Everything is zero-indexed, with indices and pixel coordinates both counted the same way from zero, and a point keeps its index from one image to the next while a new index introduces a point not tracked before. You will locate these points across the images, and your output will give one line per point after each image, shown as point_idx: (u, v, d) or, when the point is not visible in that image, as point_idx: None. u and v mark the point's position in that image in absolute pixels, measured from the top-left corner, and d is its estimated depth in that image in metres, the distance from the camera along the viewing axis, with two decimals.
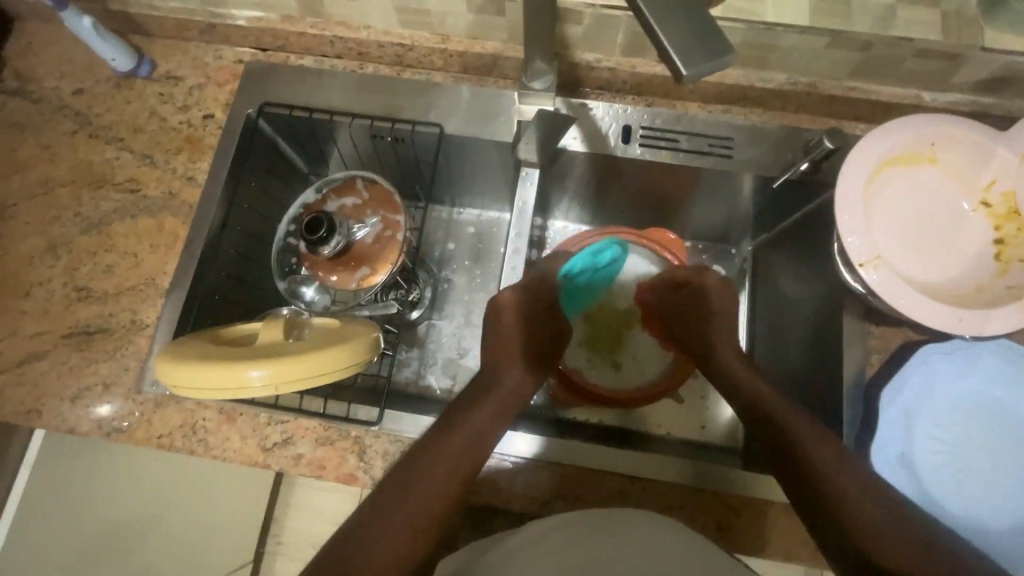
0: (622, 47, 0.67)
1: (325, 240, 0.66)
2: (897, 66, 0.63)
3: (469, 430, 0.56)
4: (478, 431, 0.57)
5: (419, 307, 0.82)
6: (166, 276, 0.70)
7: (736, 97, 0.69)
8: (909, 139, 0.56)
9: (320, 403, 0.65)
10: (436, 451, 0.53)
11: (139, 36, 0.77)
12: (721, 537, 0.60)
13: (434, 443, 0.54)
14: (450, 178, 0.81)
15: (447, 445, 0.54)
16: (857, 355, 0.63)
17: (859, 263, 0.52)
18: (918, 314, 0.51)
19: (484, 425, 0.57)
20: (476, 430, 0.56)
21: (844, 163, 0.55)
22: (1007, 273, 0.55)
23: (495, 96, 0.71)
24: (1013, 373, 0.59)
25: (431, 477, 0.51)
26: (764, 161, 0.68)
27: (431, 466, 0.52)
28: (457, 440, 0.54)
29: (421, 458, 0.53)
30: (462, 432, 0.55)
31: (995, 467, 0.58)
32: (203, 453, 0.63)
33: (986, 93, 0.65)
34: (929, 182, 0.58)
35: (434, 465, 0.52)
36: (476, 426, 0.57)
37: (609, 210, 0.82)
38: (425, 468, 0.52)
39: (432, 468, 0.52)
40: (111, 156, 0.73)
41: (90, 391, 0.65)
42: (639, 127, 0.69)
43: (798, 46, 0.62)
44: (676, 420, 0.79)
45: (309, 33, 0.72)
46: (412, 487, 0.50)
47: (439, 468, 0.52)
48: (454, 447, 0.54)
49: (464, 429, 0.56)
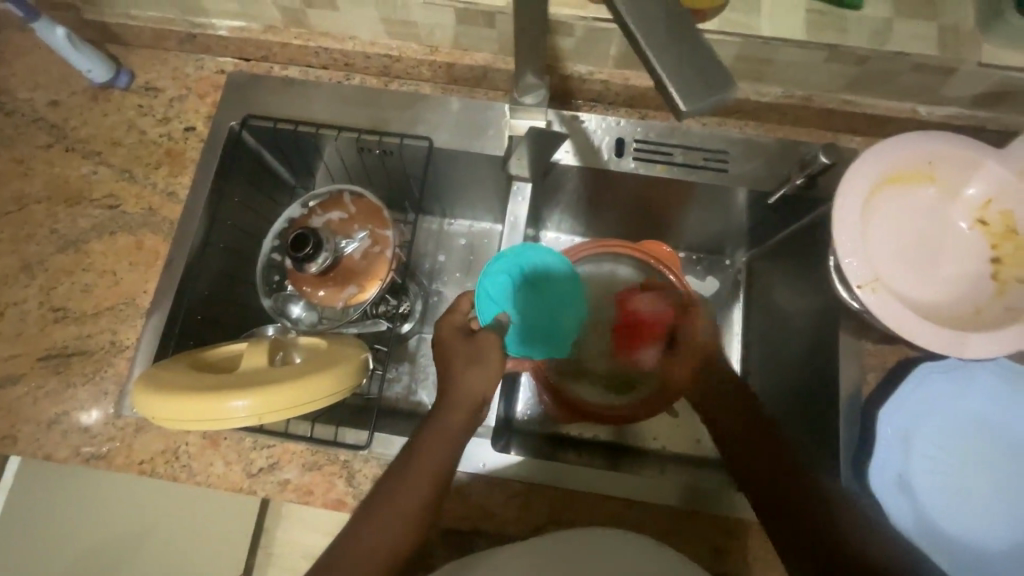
0: (614, 60, 0.66)
1: (313, 258, 0.64)
2: (893, 80, 0.62)
3: (442, 438, 0.50)
4: (465, 408, 0.52)
5: (410, 320, 0.80)
6: (147, 295, 0.68)
7: (731, 110, 0.68)
8: (908, 156, 0.55)
9: (306, 426, 0.63)
10: (408, 467, 0.48)
11: (116, 46, 0.74)
12: (717, 560, 0.59)
13: (407, 457, 0.49)
14: (440, 190, 0.79)
15: (420, 460, 0.48)
16: (853, 373, 0.62)
17: (856, 285, 0.52)
18: (916, 336, 0.50)
19: (461, 430, 0.51)
20: (462, 408, 0.51)
21: (841, 182, 0.54)
22: (1006, 293, 0.55)
23: (484, 109, 0.70)
24: (1009, 393, 0.58)
25: (403, 499, 0.47)
26: (758, 176, 0.67)
27: (402, 485, 0.47)
28: (429, 454, 0.49)
29: (391, 476, 0.48)
30: (433, 444, 0.49)
31: (994, 489, 0.57)
32: (187, 479, 0.62)
33: (982, 107, 0.64)
34: (928, 201, 0.57)
35: (404, 483, 0.47)
36: (452, 432, 0.50)
37: (603, 222, 0.80)
38: (396, 488, 0.47)
39: (400, 488, 0.47)
40: (88, 171, 0.71)
41: (67, 417, 0.63)
42: (633, 140, 0.68)
43: (792, 61, 0.61)
44: (671, 435, 0.78)
45: (294, 44, 0.70)
46: (382, 511, 0.46)
47: (412, 487, 0.47)
48: (426, 462, 0.48)
49: (448, 412, 0.51)
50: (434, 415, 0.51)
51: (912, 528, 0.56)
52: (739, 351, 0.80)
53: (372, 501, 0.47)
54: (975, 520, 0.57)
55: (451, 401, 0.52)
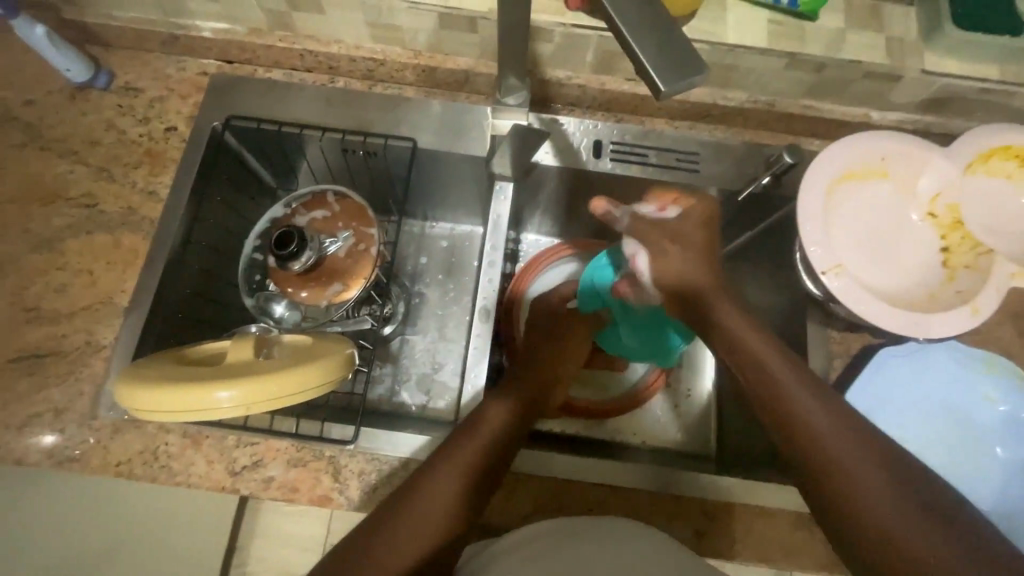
0: (592, 65, 0.69)
1: (297, 256, 0.64)
2: (846, 87, 0.67)
3: (475, 451, 0.54)
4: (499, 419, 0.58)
5: (392, 322, 0.80)
6: (125, 294, 0.67)
7: (701, 113, 0.72)
8: (864, 154, 0.59)
9: (292, 423, 0.62)
10: (441, 473, 0.52)
11: (96, 47, 0.74)
12: (698, 543, 0.61)
13: (440, 465, 0.53)
14: (422, 191, 0.80)
15: (454, 468, 0.52)
16: (821, 360, 0.66)
17: (821, 271, 0.56)
18: (875, 318, 0.55)
19: (490, 445, 0.55)
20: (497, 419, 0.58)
21: (806, 176, 0.58)
22: (955, 279, 0.59)
23: (466, 111, 0.72)
24: (966, 373, 0.62)
25: (438, 501, 0.50)
26: (728, 176, 0.71)
27: (437, 489, 0.51)
28: (461, 463, 0.53)
29: (424, 479, 0.52)
30: (466, 454, 0.54)
31: (954, 463, 0.61)
32: (166, 480, 0.60)
33: (927, 112, 0.70)
34: (883, 195, 0.62)
35: (439, 487, 0.51)
36: (481, 446, 0.55)
37: (581, 223, 0.83)
38: (431, 491, 0.51)
39: (434, 491, 0.51)
40: (64, 171, 0.70)
41: (38, 419, 0.61)
42: (609, 142, 0.71)
43: (755, 67, 0.66)
44: (649, 429, 0.80)
45: (278, 46, 0.72)
46: (419, 509, 0.49)
47: (445, 491, 0.51)
48: (459, 469, 0.53)
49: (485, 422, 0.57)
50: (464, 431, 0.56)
51: None
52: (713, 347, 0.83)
53: (406, 498, 0.50)
54: None
55: (480, 420, 0.57)
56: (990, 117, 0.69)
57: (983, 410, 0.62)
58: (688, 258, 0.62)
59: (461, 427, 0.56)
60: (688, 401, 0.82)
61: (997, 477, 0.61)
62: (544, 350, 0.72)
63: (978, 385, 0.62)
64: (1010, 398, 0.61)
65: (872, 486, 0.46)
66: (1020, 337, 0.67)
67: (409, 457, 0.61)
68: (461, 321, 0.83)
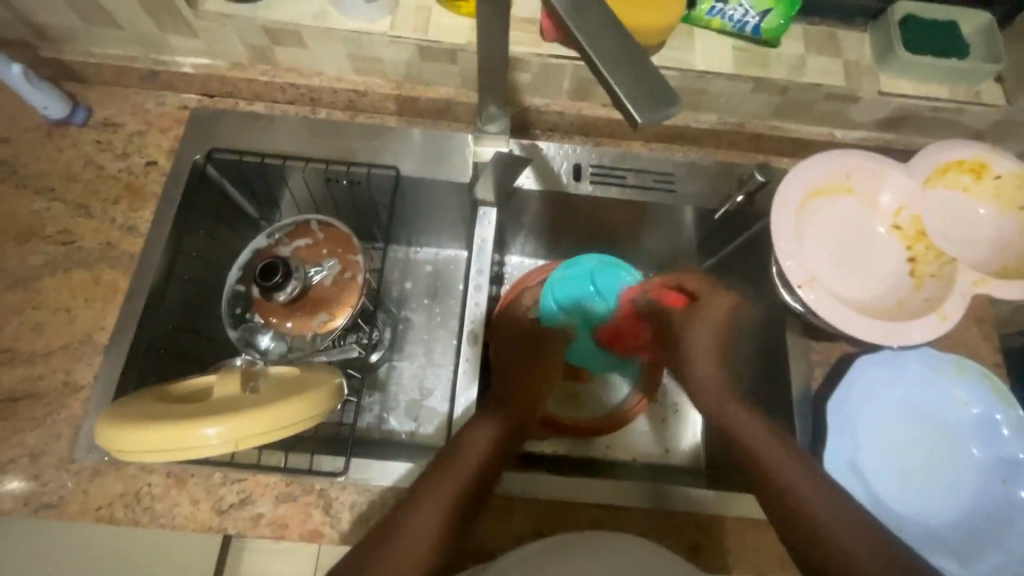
0: (569, 92, 0.72)
1: (281, 287, 0.64)
2: (811, 108, 0.71)
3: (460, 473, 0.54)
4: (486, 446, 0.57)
5: (379, 349, 0.80)
6: (104, 331, 0.65)
7: (675, 136, 0.75)
8: (829, 172, 0.63)
9: (280, 457, 0.61)
10: (427, 501, 0.51)
11: (74, 84, 0.74)
12: (694, 558, 0.61)
13: (424, 493, 0.52)
14: (405, 218, 0.81)
15: (439, 493, 0.52)
16: (802, 371, 0.68)
17: (797, 285, 0.58)
18: (851, 327, 0.57)
19: (475, 468, 0.55)
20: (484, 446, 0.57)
21: (776, 194, 0.61)
22: (923, 287, 0.62)
23: (449, 139, 0.73)
24: (938, 377, 0.64)
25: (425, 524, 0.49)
26: (704, 195, 0.73)
27: (423, 515, 0.50)
28: (447, 485, 0.53)
29: (417, 502, 0.51)
30: (451, 479, 0.53)
31: (932, 466, 0.63)
32: (150, 522, 0.58)
33: (887, 130, 0.74)
34: (850, 209, 0.65)
35: (425, 512, 0.50)
36: (468, 468, 0.55)
37: (564, 244, 0.85)
38: (417, 518, 0.49)
39: (422, 512, 0.50)
40: (40, 208, 0.69)
41: (13, 464, 0.59)
42: (589, 165, 0.73)
43: (724, 91, 0.69)
44: (641, 445, 0.81)
45: (260, 79, 0.73)
46: (411, 527, 0.49)
47: (429, 518, 0.50)
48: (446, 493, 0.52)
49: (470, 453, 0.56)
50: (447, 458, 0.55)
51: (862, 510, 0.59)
52: None
53: (403, 511, 0.50)
54: (917, 497, 0.62)
55: (464, 444, 0.57)
56: (945, 134, 0.73)
57: (957, 413, 0.64)
58: (698, 329, 0.70)
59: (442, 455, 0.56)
60: (676, 414, 0.82)
61: (974, 479, 0.62)
62: (522, 371, 0.73)
63: (950, 388, 0.64)
64: (981, 400, 0.63)
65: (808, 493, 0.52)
66: (987, 339, 0.70)
67: (402, 486, 0.60)
68: (448, 344, 0.83)
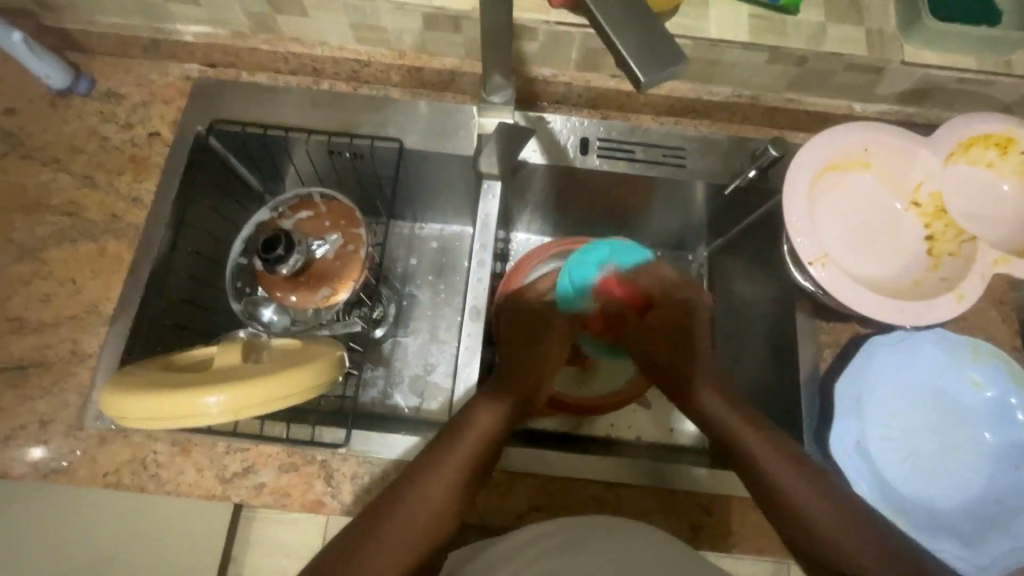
0: (577, 62, 0.70)
1: (284, 260, 0.63)
2: (829, 79, 0.68)
3: (464, 454, 0.53)
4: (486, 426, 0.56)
5: (383, 325, 0.80)
6: (110, 302, 0.66)
7: (686, 109, 0.73)
8: (846, 145, 0.60)
9: (282, 427, 0.62)
10: (421, 490, 0.49)
11: (77, 54, 0.74)
12: (694, 536, 0.61)
13: (419, 477, 0.50)
14: (410, 194, 0.80)
15: (435, 483, 0.49)
16: (810, 352, 0.66)
17: (808, 262, 0.56)
18: (862, 306, 0.55)
19: (479, 453, 0.53)
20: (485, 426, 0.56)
21: (790, 169, 0.59)
22: (940, 266, 0.60)
23: (453, 111, 0.72)
24: (952, 360, 0.62)
25: (424, 508, 0.48)
26: (715, 170, 0.71)
27: (424, 496, 0.48)
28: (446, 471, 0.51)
29: (412, 485, 0.49)
30: (450, 470, 0.51)
31: (940, 449, 0.62)
32: (156, 489, 0.60)
33: (909, 103, 0.70)
34: (865, 185, 0.62)
35: (421, 497, 0.48)
36: (472, 451, 0.53)
37: (571, 221, 0.83)
38: (416, 498, 0.48)
39: (419, 497, 0.48)
40: (46, 178, 0.69)
41: (24, 431, 0.61)
42: (596, 139, 0.71)
43: (739, 62, 0.66)
44: (645, 425, 0.80)
45: (262, 49, 0.71)
46: (405, 512, 0.47)
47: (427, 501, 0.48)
48: (448, 477, 0.51)
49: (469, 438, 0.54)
50: (451, 436, 0.54)
51: (868, 493, 0.58)
52: None
53: (399, 491, 0.48)
54: (926, 482, 0.61)
55: (470, 424, 0.55)
56: (971, 107, 0.70)
57: (971, 397, 0.62)
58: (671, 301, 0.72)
59: (445, 432, 0.54)
60: None
61: (983, 465, 0.61)
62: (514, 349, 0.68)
63: (964, 371, 0.62)
64: (995, 383, 0.61)
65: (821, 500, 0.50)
66: (1006, 322, 0.67)
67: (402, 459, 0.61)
68: (453, 321, 0.83)
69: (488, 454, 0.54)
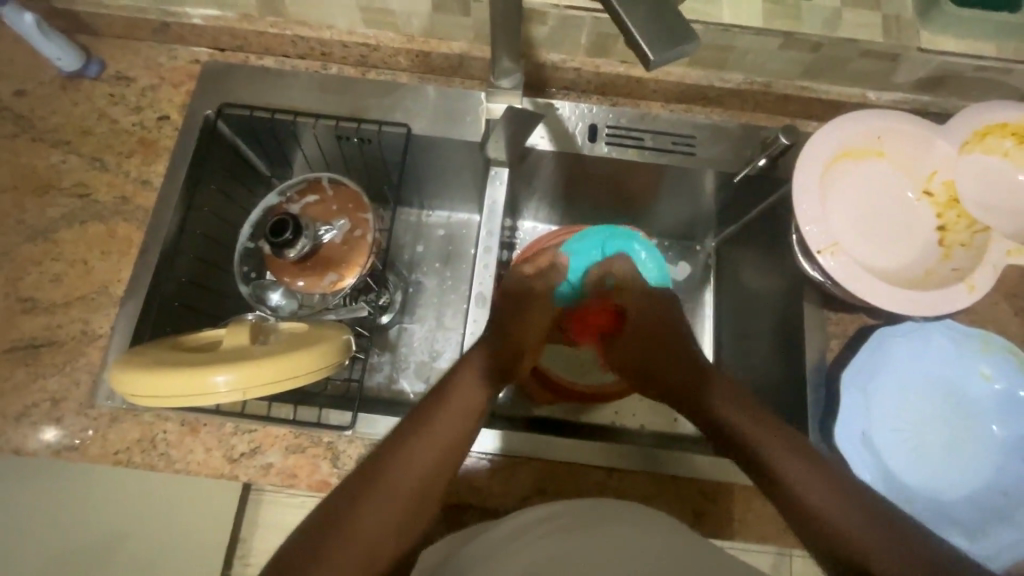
0: (586, 47, 0.69)
1: (292, 244, 0.63)
2: (844, 66, 0.67)
3: (449, 425, 0.51)
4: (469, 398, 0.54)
5: (390, 311, 0.80)
6: (120, 284, 0.66)
7: (697, 96, 0.72)
8: (858, 132, 0.60)
9: (290, 410, 0.63)
10: (404, 459, 0.48)
11: (87, 36, 0.74)
12: (698, 523, 0.61)
13: (403, 446, 0.49)
14: (417, 179, 0.80)
15: (418, 454, 0.48)
16: (817, 341, 0.66)
17: (817, 251, 0.56)
18: (870, 296, 0.55)
19: (463, 424, 0.52)
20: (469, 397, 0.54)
21: (801, 155, 0.58)
22: (951, 257, 0.60)
23: (462, 97, 0.72)
24: (961, 352, 0.62)
25: (411, 474, 0.47)
26: (725, 158, 0.70)
27: (411, 462, 0.48)
28: (431, 441, 0.50)
29: (393, 454, 0.48)
30: (434, 440, 0.50)
31: (946, 441, 0.62)
32: (165, 467, 0.60)
33: (924, 92, 0.69)
34: (878, 173, 0.62)
35: (403, 466, 0.47)
36: (458, 416, 0.52)
37: (578, 209, 0.83)
38: (403, 466, 0.47)
39: (403, 467, 0.47)
40: (57, 160, 0.70)
41: (38, 409, 0.62)
42: (605, 126, 0.71)
43: (752, 48, 0.65)
44: (650, 413, 0.80)
45: (270, 32, 0.71)
46: (388, 482, 0.46)
47: (411, 470, 0.47)
48: (435, 443, 0.50)
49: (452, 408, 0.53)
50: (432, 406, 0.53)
51: (872, 483, 0.58)
52: (711, 330, 0.82)
53: (382, 461, 0.47)
54: (930, 473, 0.61)
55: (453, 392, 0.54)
56: (988, 96, 0.69)
57: (978, 389, 0.62)
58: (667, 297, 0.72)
59: (429, 399, 0.53)
60: None
61: (989, 457, 0.61)
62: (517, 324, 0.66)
63: (973, 364, 0.62)
64: (1005, 375, 0.61)
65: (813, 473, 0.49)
66: (1017, 315, 0.67)
67: None
68: (459, 308, 0.83)
69: (472, 423, 0.53)
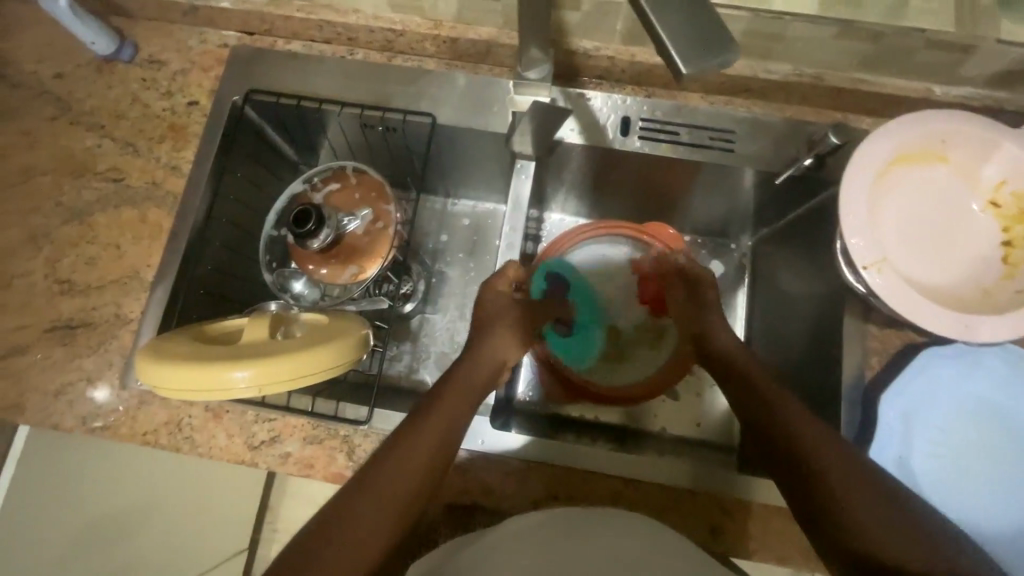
0: (622, 35, 0.65)
1: (314, 234, 0.63)
2: (908, 58, 0.61)
3: (447, 415, 0.51)
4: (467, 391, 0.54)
5: (412, 300, 0.80)
6: (151, 269, 0.68)
7: (739, 88, 0.67)
8: (920, 135, 0.54)
9: (308, 401, 0.63)
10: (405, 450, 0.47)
11: (121, 19, 0.74)
12: (713, 540, 0.59)
13: (404, 438, 0.48)
14: (442, 168, 0.78)
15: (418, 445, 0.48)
16: (856, 356, 0.62)
17: (863, 265, 0.51)
18: (919, 315, 0.50)
19: (460, 415, 0.52)
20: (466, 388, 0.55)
21: (850, 160, 0.54)
22: (1015, 277, 0.54)
23: (488, 85, 0.69)
24: (1016, 380, 0.58)
25: (410, 464, 0.47)
26: (767, 156, 0.66)
27: (406, 453, 0.47)
28: (430, 432, 0.49)
29: (394, 446, 0.48)
30: (433, 430, 0.50)
31: (991, 472, 0.57)
32: (189, 450, 0.62)
33: (998, 87, 0.63)
34: (938, 181, 0.57)
35: (403, 457, 0.47)
36: (454, 406, 0.52)
37: (609, 204, 0.80)
38: (401, 457, 0.47)
39: (403, 459, 0.47)
40: (92, 144, 0.71)
41: (74, 387, 0.64)
42: (639, 118, 0.67)
43: (803, 36, 0.60)
44: (672, 417, 0.77)
45: (296, 16, 0.70)
46: (388, 472, 0.46)
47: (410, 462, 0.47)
48: (431, 434, 0.49)
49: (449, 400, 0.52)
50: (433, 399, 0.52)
51: None
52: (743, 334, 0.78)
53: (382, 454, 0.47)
54: (971, 505, 0.57)
55: (453, 382, 0.54)
56: None
57: None
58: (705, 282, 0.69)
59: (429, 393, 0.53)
60: (712, 391, 0.78)
61: None
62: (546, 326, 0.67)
63: None
64: None
65: (848, 478, 0.46)
66: None
67: None
68: None
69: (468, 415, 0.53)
